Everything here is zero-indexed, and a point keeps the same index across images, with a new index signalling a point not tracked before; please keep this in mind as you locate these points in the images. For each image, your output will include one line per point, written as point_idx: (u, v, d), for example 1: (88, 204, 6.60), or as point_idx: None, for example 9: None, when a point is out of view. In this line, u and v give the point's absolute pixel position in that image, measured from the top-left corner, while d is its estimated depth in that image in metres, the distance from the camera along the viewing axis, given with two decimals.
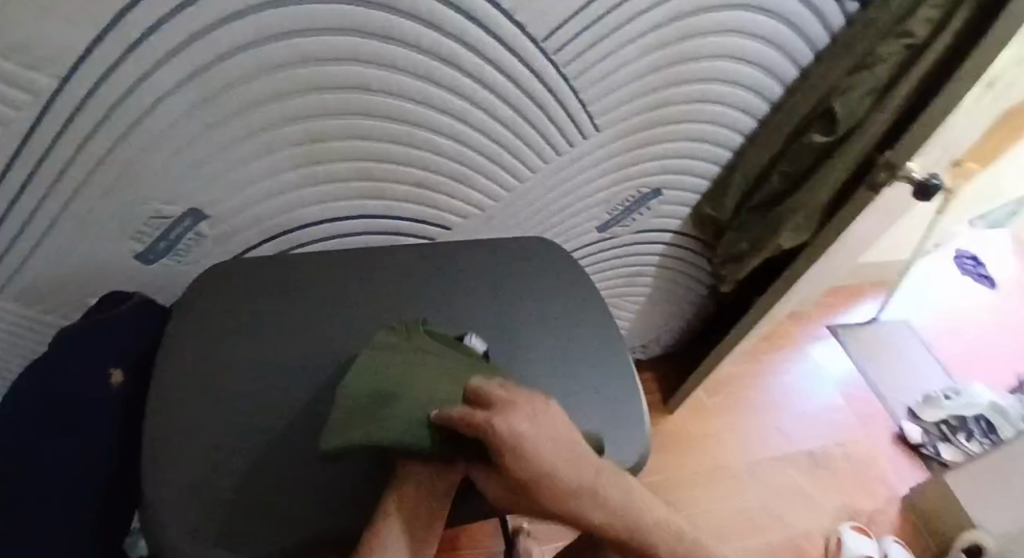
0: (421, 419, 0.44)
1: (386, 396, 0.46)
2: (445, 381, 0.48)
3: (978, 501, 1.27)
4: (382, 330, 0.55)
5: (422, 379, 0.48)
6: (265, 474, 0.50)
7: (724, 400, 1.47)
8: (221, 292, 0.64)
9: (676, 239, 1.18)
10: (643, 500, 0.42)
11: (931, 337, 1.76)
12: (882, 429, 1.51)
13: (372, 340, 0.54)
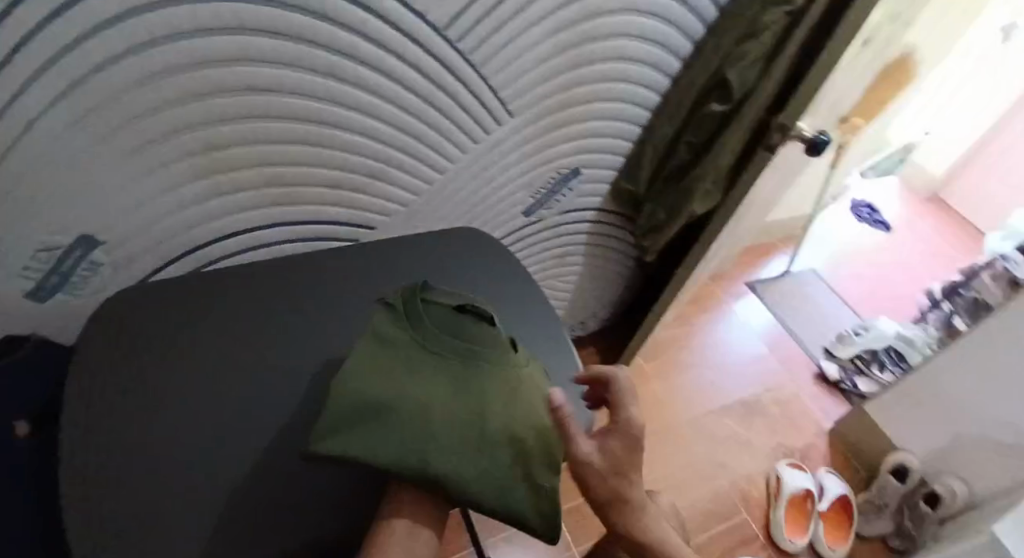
0: (410, 443, 0.48)
1: (382, 402, 0.49)
2: (432, 394, 0.52)
3: (895, 423, 1.40)
4: (381, 316, 0.58)
5: (411, 393, 0.51)
6: (240, 489, 0.51)
7: (662, 364, 1.55)
8: (140, 316, 0.61)
9: (599, 216, 1.22)
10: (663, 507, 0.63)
11: (839, 283, 1.90)
12: (806, 372, 1.63)
13: (374, 330, 0.56)
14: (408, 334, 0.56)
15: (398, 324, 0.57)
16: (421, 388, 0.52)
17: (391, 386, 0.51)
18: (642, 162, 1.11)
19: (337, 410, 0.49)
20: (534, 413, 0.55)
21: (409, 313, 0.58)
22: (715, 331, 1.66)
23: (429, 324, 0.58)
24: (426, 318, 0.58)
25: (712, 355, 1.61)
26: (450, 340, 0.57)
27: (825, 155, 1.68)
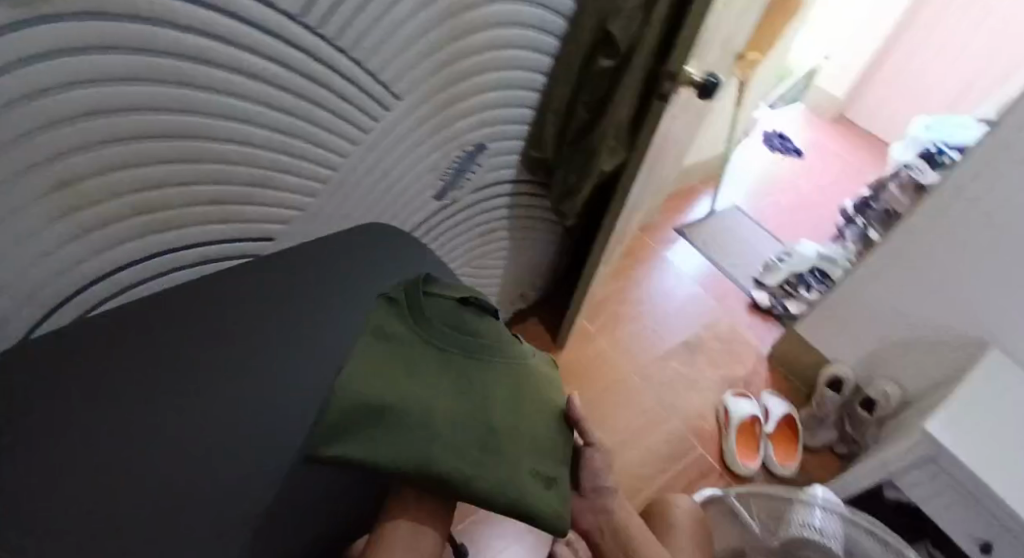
0: (412, 437, 0.54)
1: (390, 403, 0.56)
2: (430, 390, 0.59)
3: (824, 339, 1.48)
4: (386, 313, 0.66)
5: (413, 392, 0.58)
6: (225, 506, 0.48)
7: (604, 321, 1.60)
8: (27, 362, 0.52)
9: (516, 188, 1.21)
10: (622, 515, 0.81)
11: (761, 213, 1.97)
12: (739, 305, 1.70)
13: (376, 326, 0.64)
14: (414, 332, 0.64)
15: (405, 320, 0.65)
16: (424, 386, 0.60)
17: (395, 388, 0.57)
18: (546, 127, 1.09)
19: (343, 410, 0.54)
20: (524, 414, 0.64)
21: (412, 307, 0.66)
22: (649, 282, 1.72)
23: (432, 321, 0.66)
24: (430, 314, 0.66)
25: (649, 305, 1.67)
26: (453, 338, 0.66)
27: (727, 93, 1.72)
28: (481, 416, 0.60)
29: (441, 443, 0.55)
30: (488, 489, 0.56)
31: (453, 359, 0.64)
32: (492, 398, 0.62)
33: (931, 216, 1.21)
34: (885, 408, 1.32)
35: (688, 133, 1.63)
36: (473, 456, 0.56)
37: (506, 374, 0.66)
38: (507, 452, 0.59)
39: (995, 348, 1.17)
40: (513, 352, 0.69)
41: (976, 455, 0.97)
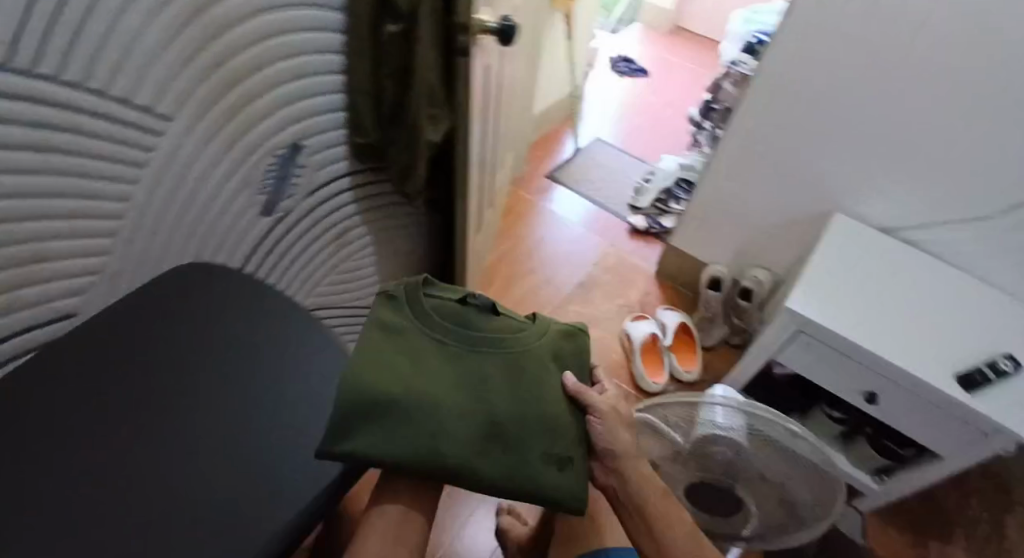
0: (412, 430, 0.61)
1: (395, 395, 0.63)
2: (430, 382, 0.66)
3: (696, 245, 1.55)
4: (393, 314, 0.74)
5: (415, 383, 0.65)
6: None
7: (499, 286, 1.62)
8: None
9: (356, 179, 1.14)
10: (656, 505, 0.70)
11: (621, 140, 2.05)
12: (621, 234, 1.77)
13: (384, 324, 0.72)
14: (418, 328, 0.73)
15: (406, 316, 0.74)
16: (427, 377, 0.67)
17: (400, 381, 0.64)
18: (360, 110, 1.02)
19: (348, 406, 0.60)
20: (531, 394, 0.70)
21: (412, 305, 0.75)
22: (531, 235, 1.76)
23: (432, 318, 0.75)
24: (429, 311, 0.75)
25: (538, 256, 1.70)
26: (454, 332, 0.74)
27: (554, 30, 1.73)
28: (483, 403, 0.67)
29: (444, 429, 0.62)
30: (490, 472, 0.62)
31: (455, 351, 0.72)
32: (494, 385, 0.69)
33: (754, 108, 1.25)
34: (759, 294, 1.41)
35: (526, 80, 1.62)
36: (472, 444, 0.63)
37: (508, 359, 0.73)
38: (509, 439, 0.65)
39: (836, 213, 1.24)
40: (517, 339, 0.75)
41: (837, 320, 1.02)
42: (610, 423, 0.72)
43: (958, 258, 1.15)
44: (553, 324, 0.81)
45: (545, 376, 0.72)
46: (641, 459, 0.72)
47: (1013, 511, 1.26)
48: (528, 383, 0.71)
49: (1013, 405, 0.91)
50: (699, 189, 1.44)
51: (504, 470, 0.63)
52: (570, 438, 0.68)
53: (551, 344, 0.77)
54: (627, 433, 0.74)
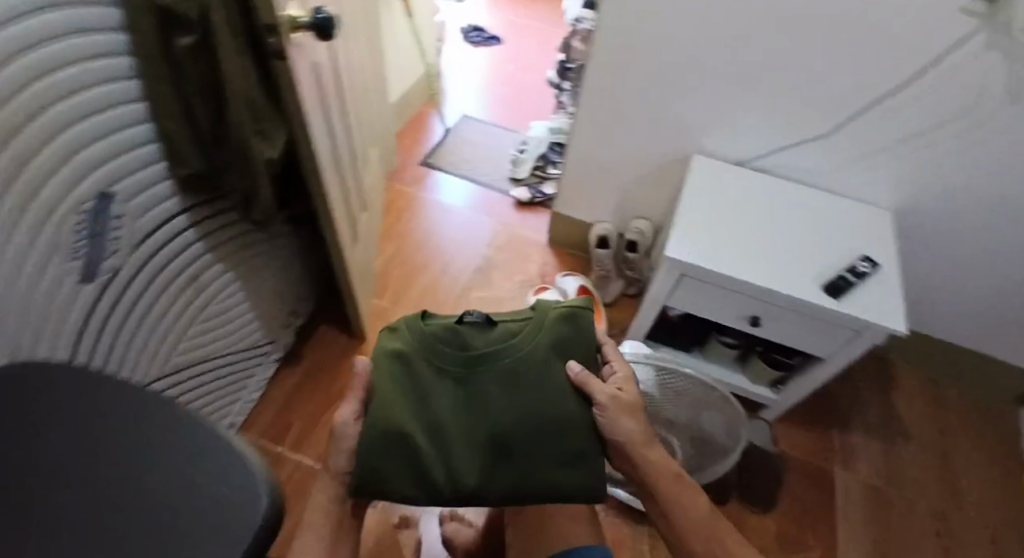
0: (423, 458, 0.73)
1: (412, 434, 0.74)
2: (437, 411, 0.76)
3: (577, 208, 1.56)
4: (400, 346, 0.80)
5: (424, 416, 0.76)
6: None
7: (395, 291, 1.56)
8: None
9: (194, 216, 1.00)
10: (666, 489, 0.81)
11: (488, 114, 2.03)
12: (508, 209, 1.76)
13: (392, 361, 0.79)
14: (424, 359, 0.79)
15: (411, 346, 0.80)
16: (434, 405, 0.77)
17: (413, 417, 0.76)
18: (174, 138, 0.88)
19: (372, 454, 0.72)
20: (536, 404, 0.76)
21: (414, 335, 0.81)
22: (416, 230, 1.69)
23: (434, 344, 0.80)
24: (429, 337, 0.80)
25: (429, 251, 1.64)
26: (455, 357, 0.79)
27: (390, 12, 1.65)
28: (491, 421, 0.76)
29: (458, 453, 0.75)
30: (508, 480, 0.75)
31: (459, 374, 0.79)
32: (499, 399, 0.77)
33: (603, 64, 1.22)
34: (644, 243, 1.46)
35: (373, 70, 1.52)
36: (487, 461, 0.75)
37: (509, 368, 0.78)
38: (520, 449, 0.75)
39: (695, 155, 1.28)
40: (515, 344, 0.79)
41: (715, 260, 1.06)
42: (611, 414, 0.77)
43: (811, 177, 1.23)
44: (552, 311, 0.83)
45: (549, 376, 0.78)
46: (650, 441, 0.82)
47: (890, 385, 1.43)
48: (532, 389, 0.77)
49: (873, 302, 1.01)
50: (570, 153, 1.43)
51: (521, 478, 0.75)
52: (579, 433, 0.76)
53: (549, 336, 0.81)
54: (631, 422, 0.79)
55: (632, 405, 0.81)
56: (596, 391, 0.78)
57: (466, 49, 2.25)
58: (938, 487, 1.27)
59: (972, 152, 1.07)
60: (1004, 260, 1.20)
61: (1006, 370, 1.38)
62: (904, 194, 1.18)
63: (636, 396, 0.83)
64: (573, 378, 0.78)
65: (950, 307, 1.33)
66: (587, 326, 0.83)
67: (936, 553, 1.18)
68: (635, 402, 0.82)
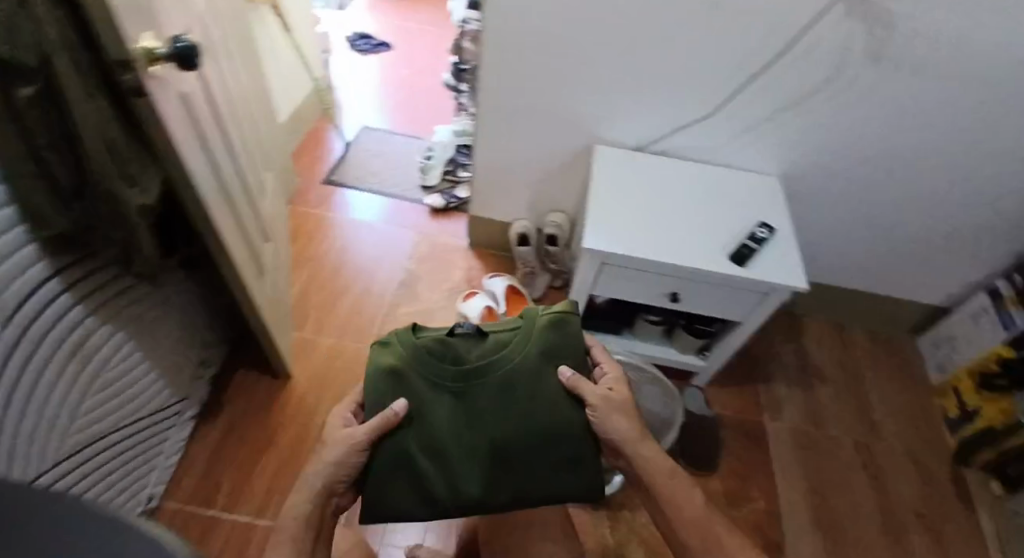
0: (430, 471, 0.80)
1: (416, 450, 0.80)
2: (440, 426, 0.82)
3: (492, 209, 1.55)
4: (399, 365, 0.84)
5: (428, 432, 0.81)
6: None
7: (317, 320, 1.48)
8: None
9: (66, 279, 0.88)
10: (664, 492, 0.79)
11: (388, 123, 1.99)
12: (424, 218, 1.72)
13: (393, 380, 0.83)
14: (421, 373, 0.84)
15: (405, 361, 0.84)
16: (436, 420, 0.82)
17: (418, 435, 0.81)
18: (29, 199, 0.76)
19: (383, 472, 0.79)
20: (531, 411, 0.83)
21: (411, 353, 0.85)
22: (331, 253, 1.62)
23: (431, 361, 0.85)
24: (425, 353, 0.85)
25: (348, 272, 1.58)
26: (452, 372, 0.84)
27: (262, 27, 1.58)
28: (490, 431, 0.82)
29: (461, 465, 0.81)
30: (507, 484, 0.82)
31: (455, 386, 0.84)
32: (496, 409, 0.83)
33: (495, 65, 1.21)
34: (563, 236, 1.48)
35: (256, 92, 1.43)
36: (488, 469, 0.81)
37: (503, 379, 0.84)
38: (518, 454, 0.82)
39: (597, 145, 1.31)
40: (506, 356, 0.85)
41: (630, 245, 1.09)
42: (602, 413, 0.81)
43: (707, 153, 1.29)
44: (539, 319, 0.88)
45: (541, 382, 0.84)
46: (646, 441, 0.82)
47: (801, 334, 1.55)
48: (527, 396, 0.83)
49: (775, 264, 1.08)
50: (478, 156, 1.42)
51: (519, 480, 0.82)
52: (571, 436, 0.82)
53: (538, 345, 0.86)
54: (624, 420, 0.82)
55: (625, 401, 0.84)
56: (586, 392, 0.82)
57: (354, 60, 2.20)
58: (856, 420, 1.40)
59: (841, 116, 1.17)
60: (879, 208, 1.33)
61: (895, 305, 1.53)
62: (789, 160, 1.27)
63: (626, 394, 0.85)
64: (565, 381, 0.83)
65: (841, 256, 1.45)
66: (577, 332, 0.88)
67: (861, 481, 1.30)
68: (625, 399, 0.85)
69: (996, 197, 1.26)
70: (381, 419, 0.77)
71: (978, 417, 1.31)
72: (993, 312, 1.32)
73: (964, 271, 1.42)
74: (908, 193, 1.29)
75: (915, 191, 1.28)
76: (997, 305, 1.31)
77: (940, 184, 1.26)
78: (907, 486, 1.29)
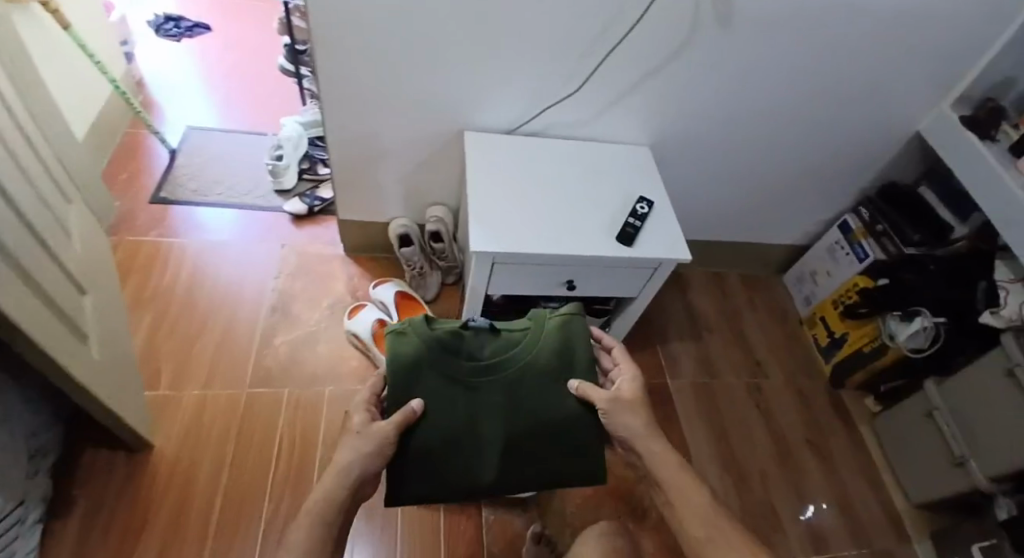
0: (450, 468, 0.84)
1: (437, 443, 0.84)
2: (458, 421, 0.85)
3: (364, 211, 1.40)
4: (416, 355, 0.87)
5: (447, 426, 0.85)
6: None
7: (171, 369, 1.23)
8: None
9: None
10: (682, 492, 0.81)
11: (220, 121, 1.74)
12: (286, 227, 1.52)
13: (412, 369, 0.86)
14: (436, 366, 0.87)
15: (421, 354, 0.87)
16: (455, 414, 0.85)
17: (439, 426, 0.84)
18: None
19: (407, 463, 0.83)
20: (543, 408, 0.88)
21: (428, 344, 0.87)
22: (178, 287, 1.37)
23: (448, 355, 0.88)
24: (442, 347, 0.88)
25: (203, 306, 1.34)
26: (469, 367, 0.88)
27: (37, 20, 1.25)
28: (503, 425, 0.86)
29: (477, 457, 0.85)
30: (516, 471, 0.86)
31: (469, 380, 0.88)
32: (507, 404, 0.87)
33: (340, 53, 1.04)
34: (448, 229, 1.37)
35: (33, 108, 1.13)
36: (505, 464, 0.86)
37: (515, 377, 0.89)
38: (526, 443, 0.87)
39: (465, 132, 1.21)
40: (518, 352, 0.90)
41: (519, 240, 1.02)
42: (615, 414, 0.86)
43: (582, 129, 1.24)
44: (548, 320, 0.94)
45: (550, 377, 0.90)
46: (656, 438, 0.86)
47: (687, 290, 1.62)
48: (536, 390, 0.89)
49: (660, 239, 1.07)
50: (332, 154, 1.24)
51: (526, 465, 0.87)
52: (577, 430, 0.88)
53: (547, 344, 0.92)
54: (636, 419, 0.87)
55: (635, 397, 0.90)
56: (597, 395, 0.87)
57: (162, 53, 1.88)
58: (746, 363, 1.51)
59: (709, 82, 1.18)
60: (741, 164, 1.39)
61: (762, 248, 1.65)
62: (659, 128, 1.26)
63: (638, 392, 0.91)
64: (575, 391, 0.88)
65: (714, 212, 1.52)
66: (581, 333, 0.94)
67: (758, 421, 1.41)
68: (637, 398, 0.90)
69: (835, 142, 1.37)
70: (404, 412, 0.81)
71: (847, 344, 1.46)
72: (844, 246, 1.48)
73: (814, 210, 1.56)
74: (766, 147, 1.36)
75: (771, 145, 1.36)
76: (848, 238, 1.48)
77: (791, 136, 1.34)
78: (794, 419, 1.43)
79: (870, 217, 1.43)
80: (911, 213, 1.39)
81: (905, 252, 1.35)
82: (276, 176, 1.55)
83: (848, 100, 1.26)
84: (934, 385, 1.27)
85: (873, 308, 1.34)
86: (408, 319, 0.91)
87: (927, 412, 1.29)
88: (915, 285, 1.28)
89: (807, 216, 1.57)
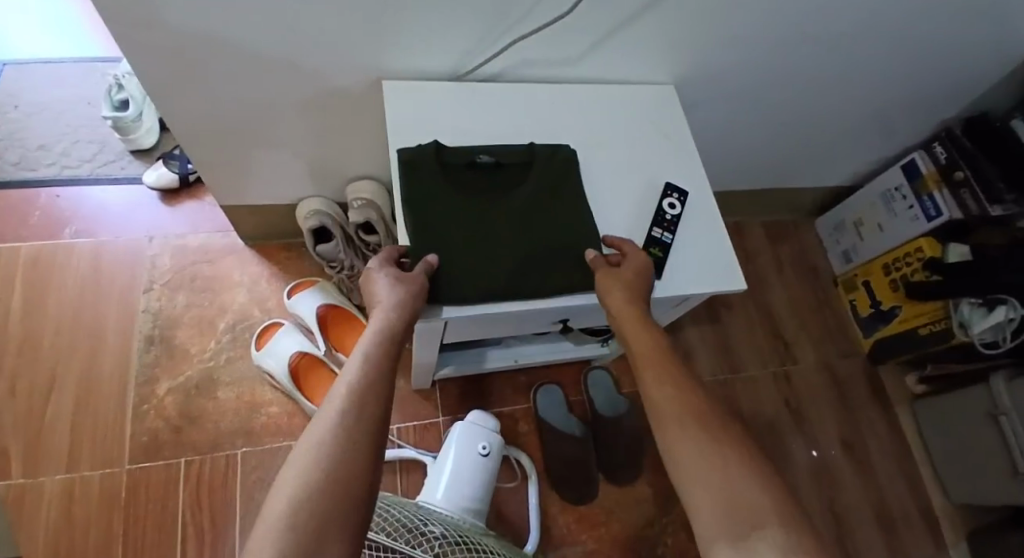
0: (472, 273, 0.60)
1: (452, 250, 0.61)
2: (474, 229, 0.63)
3: (258, 189, 0.97)
4: (419, 170, 0.64)
5: (461, 236, 0.62)
6: None
7: (20, 448, 0.89)
8: None
9: None
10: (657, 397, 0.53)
11: (36, 45, 1.19)
12: (155, 209, 1.09)
13: (417, 180, 0.64)
14: (441, 192, 0.64)
15: (425, 173, 0.64)
16: (471, 221, 0.63)
17: (454, 234, 0.62)
18: None
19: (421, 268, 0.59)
20: (568, 225, 0.66)
21: (434, 162, 0.65)
22: (12, 321, 0.97)
23: (453, 175, 0.66)
24: (445, 167, 0.66)
25: (54, 346, 0.96)
26: (479, 187, 0.66)
27: None
28: (523, 234, 0.64)
29: (499, 262, 0.61)
30: (548, 278, 0.62)
31: (485, 204, 0.65)
32: (525, 220, 0.65)
33: None
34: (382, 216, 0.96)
35: None
36: (536, 270, 0.62)
37: (530, 197, 0.67)
38: (554, 255, 0.64)
39: (385, 83, 0.76)
40: (530, 179, 0.68)
41: (495, 237, 0.63)
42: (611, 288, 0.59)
43: (569, 68, 0.81)
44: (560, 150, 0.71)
45: (572, 198, 0.68)
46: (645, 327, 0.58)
47: None
48: (557, 211, 0.67)
49: (699, 256, 0.71)
50: (176, 125, 0.79)
51: (559, 273, 0.63)
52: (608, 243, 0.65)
53: (561, 173, 0.69)
54: (632, 296, 0.59)
55: (642, 274, 0.61)
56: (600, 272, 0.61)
57: None
58: (771, 347, 1.24)
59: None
60: (791, 96, 0.98)
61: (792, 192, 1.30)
62: (685, 58, 0.84)
63: (649, 272, 0.62)
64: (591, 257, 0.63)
65: (743, 157, 1.14)
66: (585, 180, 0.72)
67: (785, 421, 1.17)
68: (644, 281, 0.61)
69: (934, 62, 0.95)
70: (423, 265, 0.57)
71: (898, 319, 1.19)
72: (907, 195, 1.13)
73: (870, 145, 1.19)
74: (836, 70, 0.93)
75: (841, 70, 0.93)
76: (913, 186, 1.11)
77: (870, 59, 0.92)
78: (825, 415, 1.20)
79: (948, 159, 1.06)
80: (1010, 159, 1.01)
81: (990, 214, 1.01)
82: (125, 134, 1.08)
83: (977, 5, 0.82)
84: (1002, 382, 1.01)
85: (946, 286, 1.03)
86: (417, 147, 0.67)
87: (991, 415, 1.04)
88: (1008, 263, 0.97)
89: (861, 152, 1.20)
